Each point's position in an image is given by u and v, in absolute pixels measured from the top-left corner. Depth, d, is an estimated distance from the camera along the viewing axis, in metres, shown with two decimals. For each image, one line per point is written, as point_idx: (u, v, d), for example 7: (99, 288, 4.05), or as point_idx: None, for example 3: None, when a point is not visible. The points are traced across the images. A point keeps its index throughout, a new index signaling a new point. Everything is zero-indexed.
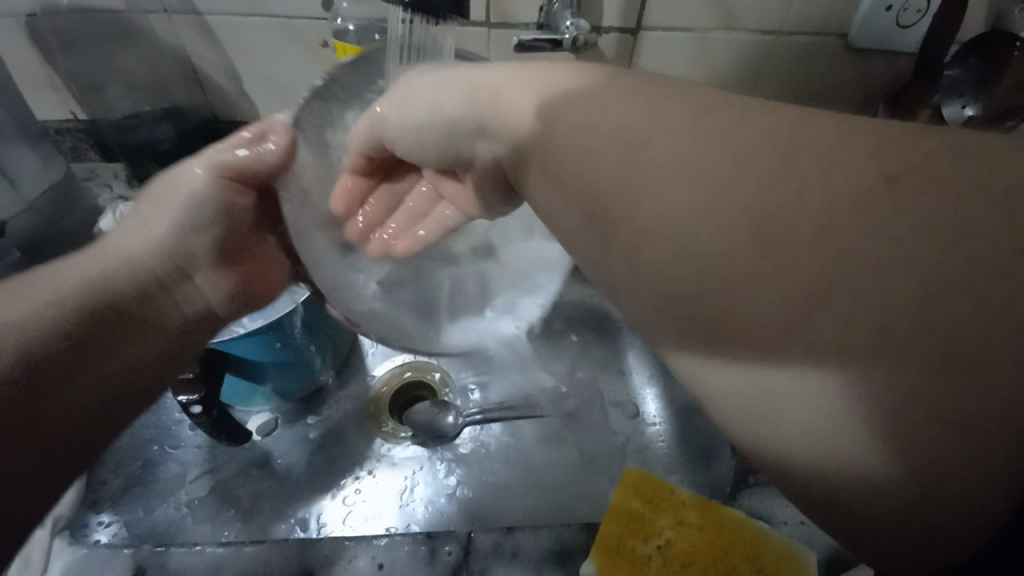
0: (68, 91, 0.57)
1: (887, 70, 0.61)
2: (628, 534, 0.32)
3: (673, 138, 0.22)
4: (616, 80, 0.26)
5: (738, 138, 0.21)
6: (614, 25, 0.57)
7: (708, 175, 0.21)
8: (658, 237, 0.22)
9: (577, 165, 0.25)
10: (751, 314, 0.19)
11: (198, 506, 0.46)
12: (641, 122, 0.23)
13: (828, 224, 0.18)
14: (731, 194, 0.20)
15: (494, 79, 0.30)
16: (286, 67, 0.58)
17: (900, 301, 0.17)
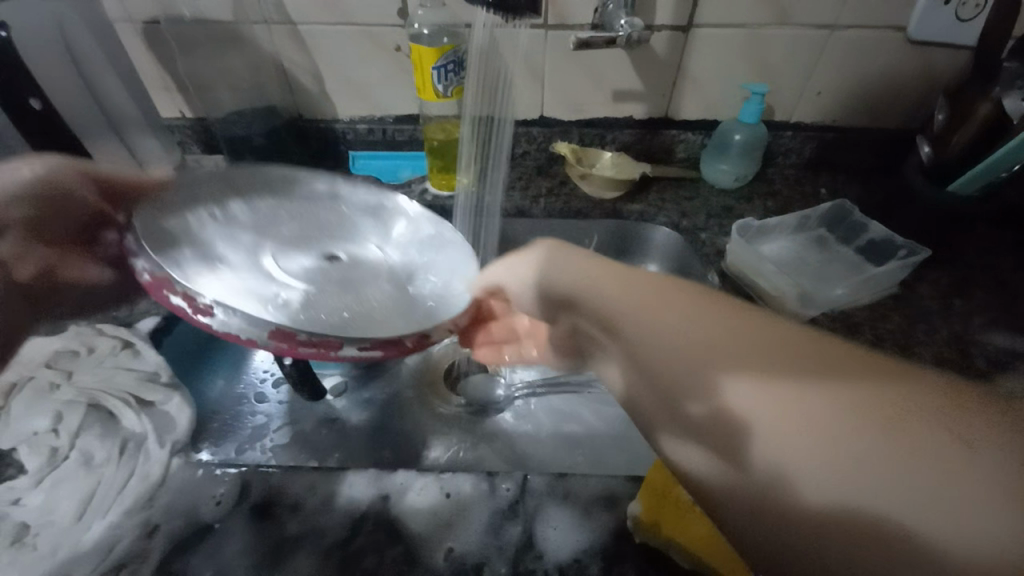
0: (181, 91, 0.66)
1: (950, 63, 0.61)
2: (676, 483, 0.34)
3: (696, 334, 0.30)
4: (638, 278, 0.33)
5: (749, 350, 0.28)
6: (667, 24, 0.60)
7: (738, 371, 0.28)
8: (724, 429, 0.28)
9: (640, 337, 0.31)
10: (794, 491, 0.25)
11: (280, 452, 0.52)
12: (681, 319, 0.30)
13: (844, 430, 0.25)
14: (762, 389, 0.27)
15: (516, 253, 0.39)
16: (363, 69, 0.65)
17: (927, 518, 0.22)
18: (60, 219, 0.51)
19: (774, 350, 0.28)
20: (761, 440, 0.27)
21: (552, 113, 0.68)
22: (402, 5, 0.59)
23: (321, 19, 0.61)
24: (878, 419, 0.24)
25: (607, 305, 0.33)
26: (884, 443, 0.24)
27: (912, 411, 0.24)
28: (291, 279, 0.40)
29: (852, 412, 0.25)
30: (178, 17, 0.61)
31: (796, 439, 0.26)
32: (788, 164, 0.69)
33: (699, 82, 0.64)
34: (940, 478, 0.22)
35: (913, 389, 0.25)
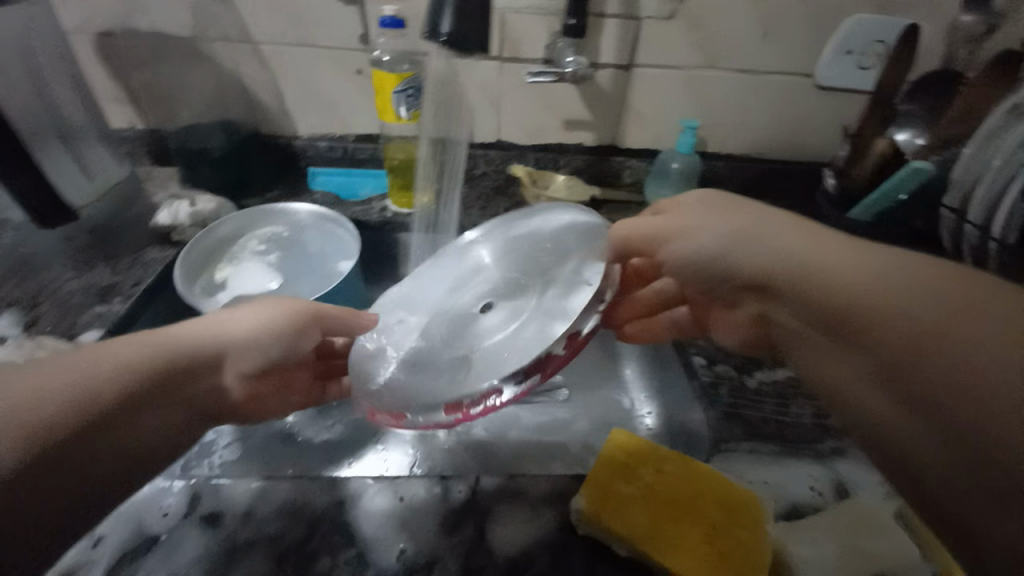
0: (134, 104, 0.66)
1: (851, 108, 0.70)
2: (615, 478, 0.37)
3: (783, 239, 0.34)
4: (744, 210, 0.38)
5: (849, 251, 0.31)
6: (611, 62, 0.66)
7: (847, 260, 0.30)
8: (835, 298, 0.29)
9: (743, 249, 0.36)
10: (894, 334, 0.26)
11: (229, 469, 0.51)
12: (789, 237, 0.34)
13: (950, 294, 0.25)
14: (873, 276, 0.28)
15: (674, 231, 0.41)
16: (325, 90, 0.67)
17: None
18: (270, 351, 0.40)
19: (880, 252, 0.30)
20: (878, 287, 0.27)
21: (509, 137, 0.73)
22: (364, 31, 0.62)
23: (283, 40, 0.62)
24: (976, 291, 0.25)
25: (755, 265, 0.35)
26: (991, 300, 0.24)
27: (1000, 303, 0.24)
28: (460, 348, 0.39)
29: (917, 301, 0.26)
30: (134, 30, 0.61)
31: (903, 297, 0.26)
32: (721, 190, 0.77)
33: (642, 115, 0.71)
34: (952, 350, 0.23)
35: (982, 291, 0.25)
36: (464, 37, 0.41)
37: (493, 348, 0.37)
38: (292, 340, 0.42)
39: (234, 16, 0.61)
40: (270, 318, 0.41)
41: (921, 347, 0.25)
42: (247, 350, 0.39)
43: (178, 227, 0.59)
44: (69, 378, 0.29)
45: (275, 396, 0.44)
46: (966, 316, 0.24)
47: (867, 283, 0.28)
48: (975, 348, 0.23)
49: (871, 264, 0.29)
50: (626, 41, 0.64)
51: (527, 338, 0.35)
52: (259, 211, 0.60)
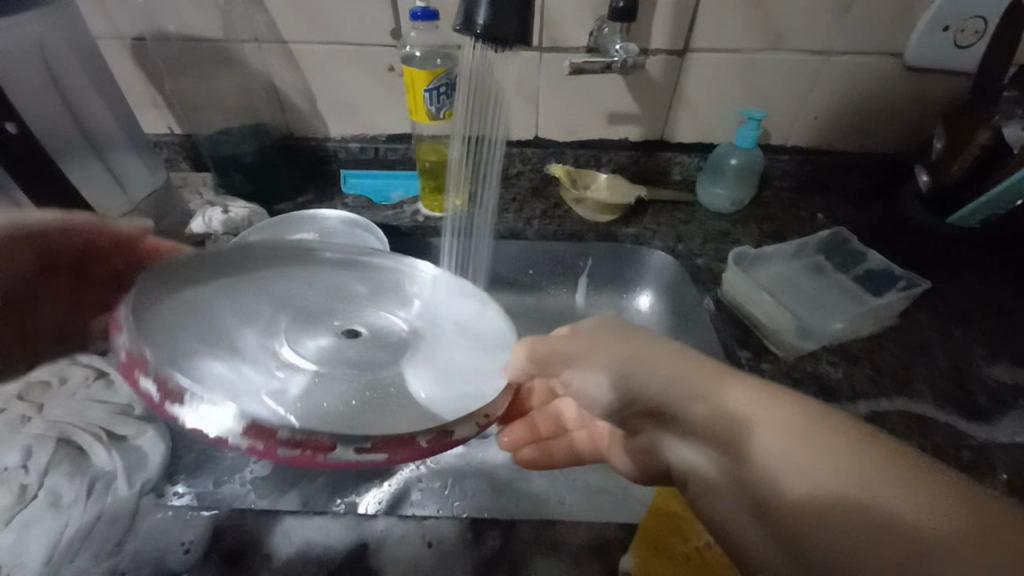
0: (170, 109, 0.66)
1: (947, 90, 0.60)
2: (668, 533, 0.34)
3: (742, 402, 0.30)
4: (687, 351, 0.33)
5: (773, 425, 0.28)
6: (663, 48, 0.59)
7: (777, 436, 0.27)
8: (786, 506, 0.26)
9: (712, 416, 0.31)
10: (832, 544, 0.24)
11: (260, 484, 0.49)
12: (750, 406, 0.29)
13: (830, 475, 0.25)
14: (814, 461, 0.26)
15: (584, 325, 0.37)
16: (354, 89, 0.64)
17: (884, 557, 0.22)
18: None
19: (769, 429, 0.28)
20: (816, 478, 0.25)
21: (547, 134, 0.68)
22: (395, 26, 0.58)
23: (311, 38, 0.60)
24: (852, 468, 0.25)
25: (689, 419, 0.32)
26: (845, 474, 0.25)
27: (873, 487, 0.24)
28: (308, 363, 0.40)
29: (824, 486, 0.25)
30: (166, 35, 0.60)
31: (817, 512, 0.25)
32: (785, 187, 0.68)
33: (694, 107, 0.64)
34: (893, 566, 0.22)
35: (904, 472, 0.24)
36: (499, 31, 0.37)
37: (312, 396, 0.37)
38: (57, 242, 0.48)
39: (262, 16, 0.59)
40: (35, 221, 0.46)
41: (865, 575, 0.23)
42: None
43: (212, 234, 0.59)
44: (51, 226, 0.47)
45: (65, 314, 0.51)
46: (888, 552, 0.22)
47: (864, 519, 0.23)
48: (973, 570, 0.21)
49: (817, 475, 0.26)
50: (680, 24, 0.57)
51: (433, 407, 0.38)
52: (290, 219, 0.59)
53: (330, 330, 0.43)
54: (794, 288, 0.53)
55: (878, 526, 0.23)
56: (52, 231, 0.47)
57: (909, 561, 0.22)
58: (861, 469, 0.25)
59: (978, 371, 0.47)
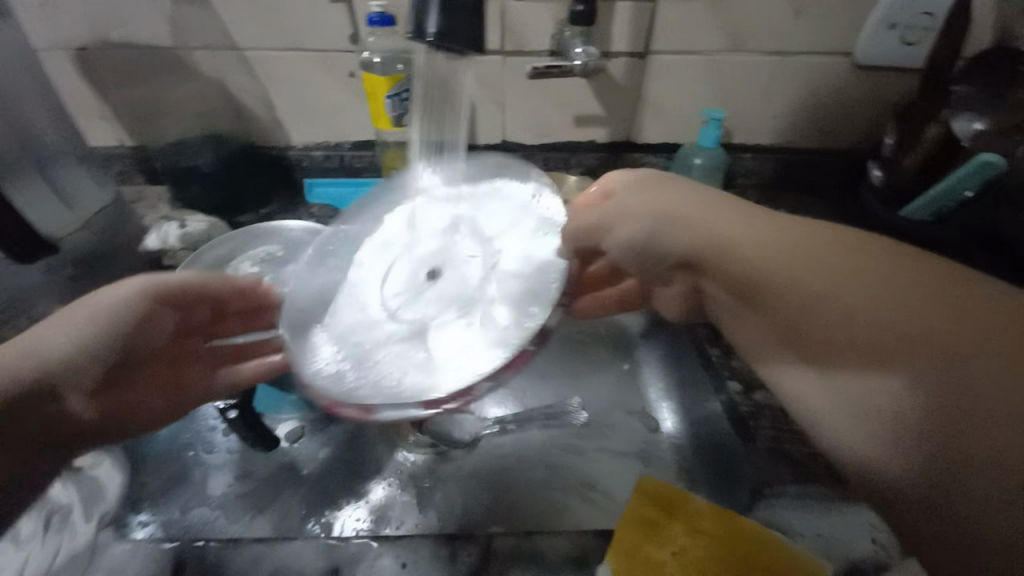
0: (119, 120, 0.63)
1: (896, 87, 0.63)
2: (644, 538, 0.34)
3: (730, 226, 0.36)
4: (704, 193, 0.40)
5: (789, 236, 0.34)
6: (624, 51, 0.60)
7: (781, 242, 0.34)
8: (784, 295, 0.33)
9: (697, 219, 0.38)
10: (813, 318, 0.31)
11: (229, 507, 0.46)
12: (734, 230, 0.36)
13: (833, 287, 0.30)
14: (809, 267, 0.32)
15: (627, 204, 0.42)
16: (316, 96, 0.62)
17: (905, 350, 0.27)
18: (144, 334, 0.43)
19: (788, 235, 0.34)
20: (809, 279, 0.31)
21: (516, 138, 0.67)
22: (354, 31, 0.57)
23: (267, 45, 0.58)
24: (868, 290, 0.29)
25: (690, 241, 0.38)
26: (845, 283, 0.30)
27: (907, 288, 0.28)
28: (402, 325, 0.42)
29: (834, 285, 0.30)
30: (110, 43, 0.57)
31: (845, 289, 0.30)
32: (749, 183, 0.70)
33: (659, 108, 0.65)
34: (853, 341, 0.29)
35: (953, 304, 0.27)
36: (456, 38, 0.36)
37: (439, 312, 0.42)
38: (150, 325, 0.43)
39: (214, 22, 0.57)
40: (128, 296, 0.41)
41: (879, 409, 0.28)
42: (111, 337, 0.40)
43: (169, 250, 0.57)
44: (76, 322, 0.39)
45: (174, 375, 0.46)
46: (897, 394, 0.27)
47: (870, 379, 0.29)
48: (912, 365, 0.26)
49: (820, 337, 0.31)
50: (640, 26, 0.58)
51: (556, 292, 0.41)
52: (248, 232, 0.56)
53: (418, 266, 0.46)
54: None
55: (892, 317, 0.28)
56: (121, 303, 0.40)
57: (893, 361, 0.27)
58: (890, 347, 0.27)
59: None
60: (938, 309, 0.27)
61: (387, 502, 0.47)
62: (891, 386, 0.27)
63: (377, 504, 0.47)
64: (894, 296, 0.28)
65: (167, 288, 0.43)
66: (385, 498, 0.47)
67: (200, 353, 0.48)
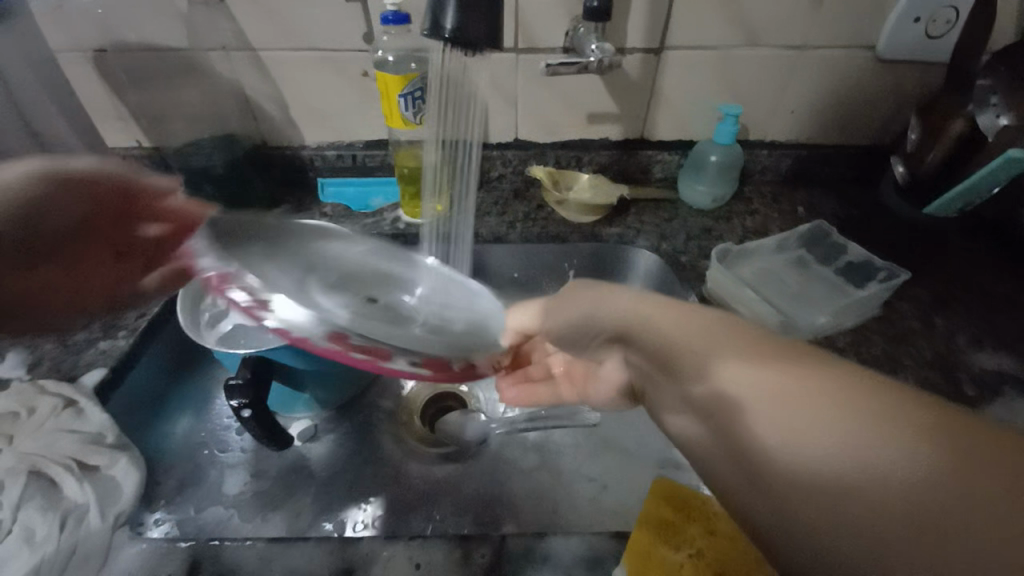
0: (136, 122, 0.64)
1: (920, 80, 0.61)
2: (660, 541, 0.33)
3: (686, 331, 0.31)
4: (641, 295, 0.35)
5: (757, 364, 0.27)
6: (638, 47, 0.59)
7: (750, 370, 0.27)
8: (757, 414, 0.26)
9: (658, 335, 0.32)
10: (786, 471, 0.24)
11: (244, 505, 0.47)
12: (702, 343, 0.30)
13: (823, 421, 0.24)
14: (799, 401, 0.25)
15: (573, 297, 0.38)
16: (328, 96, 0.62)
17: (942, 505, 0.20)
18: (50, 212, 0.44)
19: (743, 364, 0.28)
20: (808, 428, 0.24)
21: (528, 136, 0.67)
22: (366, 30, 0.57)
23: (280, 45, 0.59)
24: (866, 427, 0.23)
25: (648, 337, 0.33)
26: (832, 420, 0.23)
27: (921, 460, 0.21)
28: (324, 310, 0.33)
29: (824, 431, 0.23)
30: (127, 45, 0.58)
31: (846, 446, 0.23)
32: (765, 181, 0.69)
33: (673, 105, 0.64)
34: (841, 516, 0.22)
35: (968, 464, 0.20)
36: (470, 34, 0.36)
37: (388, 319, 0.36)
38: (64, 204, 0.45)
39: (228, 23, 0.57)
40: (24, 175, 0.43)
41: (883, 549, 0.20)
42: (23, 208, 0.43)
43: None
44: None
45: (79, 274, 0.48)
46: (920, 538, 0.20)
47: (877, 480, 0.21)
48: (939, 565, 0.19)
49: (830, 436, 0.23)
50: (655, 21, 0.57)
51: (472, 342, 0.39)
52: None
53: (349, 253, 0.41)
54: (777, 283, 0.53)
55: (902, 488, 0.21)
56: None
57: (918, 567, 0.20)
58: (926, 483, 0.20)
59: (963, 359, 0.47)
60: (962, 478, 0.20)
61: (400, 502, 0.47)
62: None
63: (390, 503, 0.47)
64: (888, 431, 0.22)
65: (69, 175, 0.45)
66: (398, 497, 0.47)
67: (107, 253, 0.49)
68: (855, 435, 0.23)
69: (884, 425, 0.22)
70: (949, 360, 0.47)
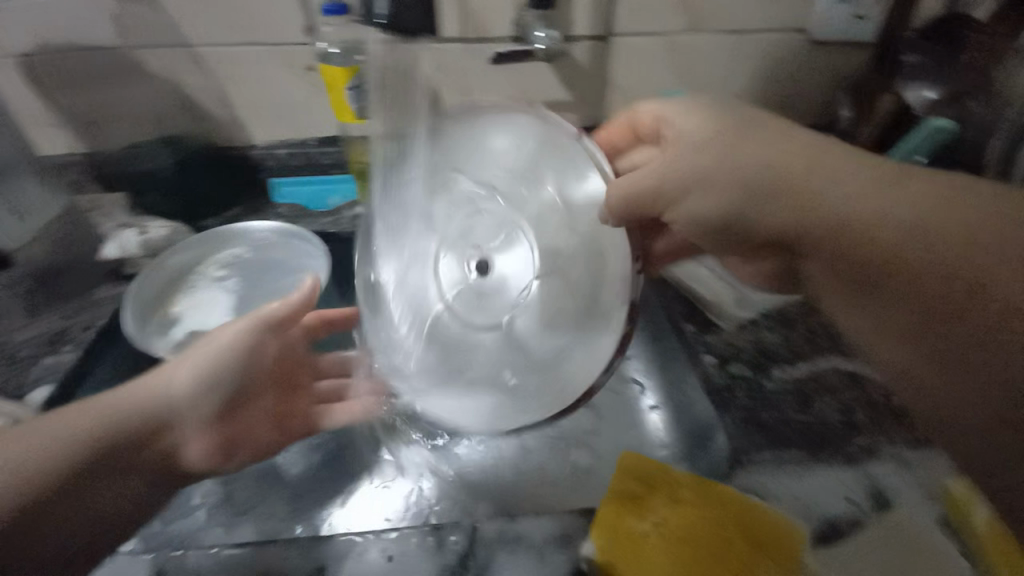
0: (68, 126, 0.60)
1: (852, 60, 0.64)
2: (627, 512, 0.35)
3: (852, 178, 0.37)
4: (888, 171, 0.37)
5: (904, 202, 0.35)
6: (586, 34, 0.60)
7: (910, 209, 0.35)
8: (886, 247, 0.35)
9: (808, 184, 0.38)
10: (878, 226, 0.35)
11: (211, 515, 0.46)
12: (866, 201, 0.36)
13: (947, 246, 0.33)
14: (891, 211, 0.35)
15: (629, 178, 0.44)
16: (276, 91, 0.60)
17: (986, 310, 0.32)
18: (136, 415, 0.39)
19: (901, 205, 0.35)
20: (932, 241, 0.33)
21: None
22: (310, 22, 0.55)
23: (219, 40, 0.56)
24: (962, 242, 0.33)
25: (714, 209, 0.42)
26: (921, 247, 0.34)
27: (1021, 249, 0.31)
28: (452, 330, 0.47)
29: (937, 238, 0.33)
30: (51, 44, 0.55)
31: (941, 314, 0.33)
32: None
33: (626, 90, 0.65)
34: (968, 302, 0.33)
35: (985, 242, 0.32)
36: None
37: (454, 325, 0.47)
38: (183, 392, 0.41)
39: (162, 18, 0.55)
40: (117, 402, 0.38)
41: (918, 283, 0.34)
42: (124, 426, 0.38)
43: (129, 258, 0.55)
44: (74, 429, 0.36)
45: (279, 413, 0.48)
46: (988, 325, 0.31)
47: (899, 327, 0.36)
48: (998, 368, 0.31)
49: (915, 236, 0.34)
50: (601, 8, 0.58)
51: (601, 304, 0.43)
52: (213, 236, 0.55)
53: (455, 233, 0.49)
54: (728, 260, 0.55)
55: (936, 287, 0.33)
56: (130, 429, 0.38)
57: (971, 339, 0.32)
58: (971, 288, 0.32)
59: None
60: (968, 295, 0.32)
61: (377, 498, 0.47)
62: (984, 386, 0.31)
63: (366, 500, 0.47)
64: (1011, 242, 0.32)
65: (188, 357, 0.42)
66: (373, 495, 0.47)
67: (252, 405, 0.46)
68: (979, 249, 0.32)
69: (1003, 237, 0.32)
70: None
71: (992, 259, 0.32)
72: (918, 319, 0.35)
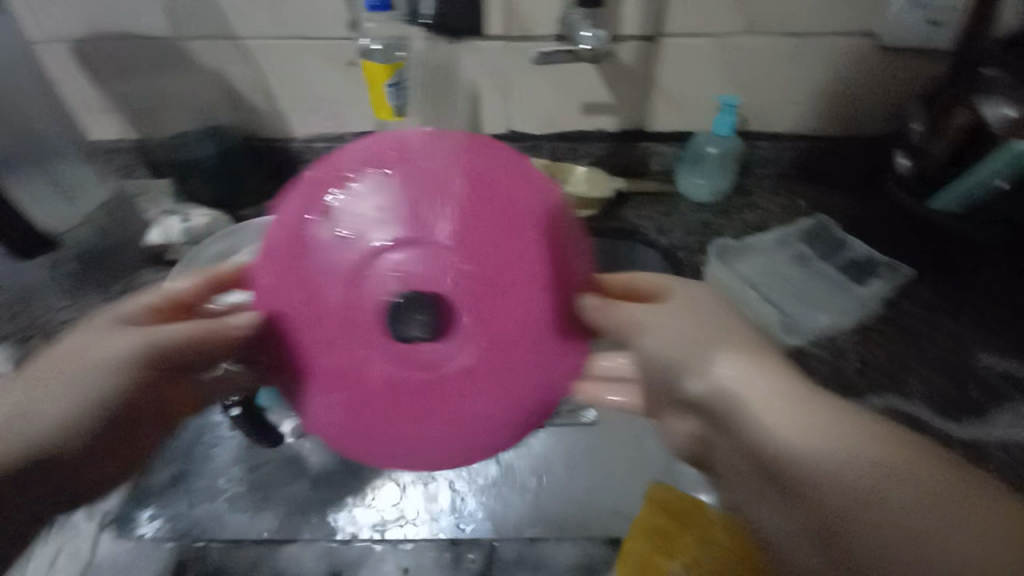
0: (119, 113, 0.62)
1: (923, 70, 0.59)
2: (653, 551, 0.33)
3: (904, 490, 0.26)
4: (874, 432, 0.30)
5: (918, 492, 0.26)
6: (634, 34, 0.57)
7: (923, 507, 0.26)
8: (852, 495, 0.27)
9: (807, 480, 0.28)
10: (850, 484, 0.27)
11: (235, 500, 0.46)
12: (867, 488, 0.27)
13: (955, 523, 0.25)
14: (904, 527, 0.25)
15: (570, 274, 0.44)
16: (317, 85, 0.61)
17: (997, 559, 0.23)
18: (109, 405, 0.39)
19: (899, 473, 0.27)
20: (866, 482, 0.27)
21: (523, 128, 0.65)
22: (353, 16, 0.55)
23: (262, 33, 0.57)
24: (948, 515, 0.25)
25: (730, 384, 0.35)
26: (907, 487, 0.27)
27: (947, 506, 0.26)
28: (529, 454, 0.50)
29: (909, 489, 0.26)
30: (107, 34, 0.56)
31: (991, 541, 0.24)
32: (766, 174, 0.67)
33: (672, 94, 0.62)
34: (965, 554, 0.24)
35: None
36: None
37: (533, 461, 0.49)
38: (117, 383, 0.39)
39: (211, 10, 0.55)
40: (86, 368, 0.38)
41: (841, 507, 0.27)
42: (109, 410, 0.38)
43: (171, 245, 0.57)
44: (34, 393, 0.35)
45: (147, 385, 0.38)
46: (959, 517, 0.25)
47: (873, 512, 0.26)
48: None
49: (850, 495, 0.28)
50: (651, 7, 0.55)
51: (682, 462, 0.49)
52: (249, 227, 0.56)
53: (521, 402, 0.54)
54: (778, 279, 0.52)
55: (921, 522, 0.25)
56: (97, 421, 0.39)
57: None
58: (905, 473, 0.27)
59: (965, 356, 0.47)
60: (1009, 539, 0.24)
61: (393, 498, 0.46)
62: None
63: (382, 503, 0.46)
64: (962, 506, 0.26)
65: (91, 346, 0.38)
66: (389, 495, 0.47)
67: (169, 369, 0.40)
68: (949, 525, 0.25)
69: (977, 521, 0.25)
70: (951, 358, 0.47)
71: (976, 494, 0.26)
72: (886, 534, 0.25)
